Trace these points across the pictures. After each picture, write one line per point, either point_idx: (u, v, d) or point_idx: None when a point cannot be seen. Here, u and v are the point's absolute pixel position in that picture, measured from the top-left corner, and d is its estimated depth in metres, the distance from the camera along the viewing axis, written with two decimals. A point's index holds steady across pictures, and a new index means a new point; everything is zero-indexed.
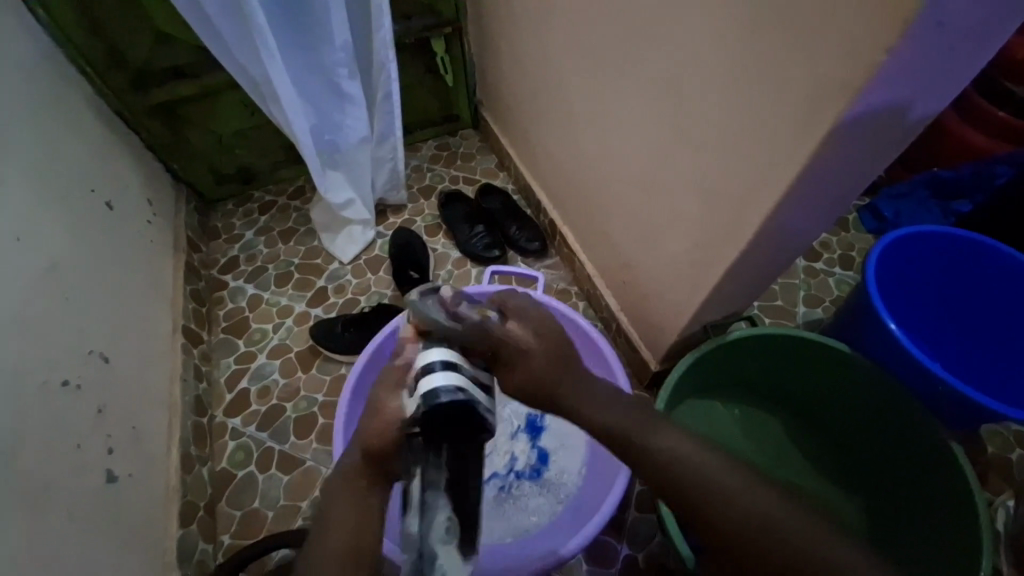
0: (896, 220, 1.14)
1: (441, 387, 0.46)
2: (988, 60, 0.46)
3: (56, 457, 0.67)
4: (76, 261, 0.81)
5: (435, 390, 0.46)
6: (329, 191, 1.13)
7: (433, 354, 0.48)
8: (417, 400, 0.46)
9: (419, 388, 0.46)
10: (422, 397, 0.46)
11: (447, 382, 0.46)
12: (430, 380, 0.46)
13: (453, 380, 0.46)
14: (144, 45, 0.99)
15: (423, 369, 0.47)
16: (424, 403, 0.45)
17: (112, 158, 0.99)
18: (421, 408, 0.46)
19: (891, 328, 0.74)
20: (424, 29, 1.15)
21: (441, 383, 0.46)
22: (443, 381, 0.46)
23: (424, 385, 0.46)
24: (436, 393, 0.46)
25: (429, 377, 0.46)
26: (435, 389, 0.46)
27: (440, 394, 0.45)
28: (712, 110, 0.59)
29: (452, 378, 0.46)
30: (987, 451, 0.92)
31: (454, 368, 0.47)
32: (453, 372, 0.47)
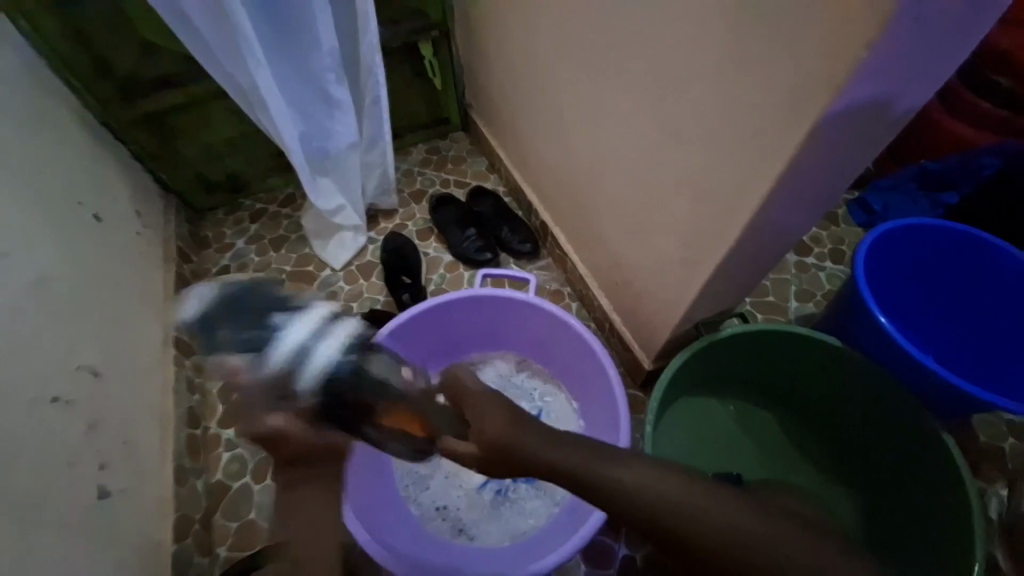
0: (885, 213, 1.15)
1: (300, 341, 0.47)
2: (967, 55, 0.46)
3: (47, 475, 0.67)
4: (64, 275, 0.80)
5: (306, 355, 0.47)
6: (319, 197, 1.12)
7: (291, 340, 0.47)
8: (307, 378, 0.46)
9: (302, 377, 0.46)
10: (307, 374, 0.46)
11: (307, 335, 0.47)
12: (312, 360, 0.47)
13: (304, 327, 0.48)
14: (127, 55, 0.98)
15: (278, 363, 0.46)
16: (318, 376, 0.47)
17: (99, 171, 0.98)
18: (317, 385, 0.47)
19: (882, 321, 0.75)
20: (411, 33, 1.14)
21: (317, 348, 0.47)
22: (297, 343, 0.47)
23: (278, 363, 0.46)
24: (319, 358, 0.47)
25: (282, 353, 0.46)
26: (297, 349, 0.47)
27: (326, 354, 0.47)
28: (697, 110, 0.59)
29: (309, 322, 0.48)
30: (980, 441, 0.93)
31: (298, 334, 0.47)
32: (327, 328, 0.49)
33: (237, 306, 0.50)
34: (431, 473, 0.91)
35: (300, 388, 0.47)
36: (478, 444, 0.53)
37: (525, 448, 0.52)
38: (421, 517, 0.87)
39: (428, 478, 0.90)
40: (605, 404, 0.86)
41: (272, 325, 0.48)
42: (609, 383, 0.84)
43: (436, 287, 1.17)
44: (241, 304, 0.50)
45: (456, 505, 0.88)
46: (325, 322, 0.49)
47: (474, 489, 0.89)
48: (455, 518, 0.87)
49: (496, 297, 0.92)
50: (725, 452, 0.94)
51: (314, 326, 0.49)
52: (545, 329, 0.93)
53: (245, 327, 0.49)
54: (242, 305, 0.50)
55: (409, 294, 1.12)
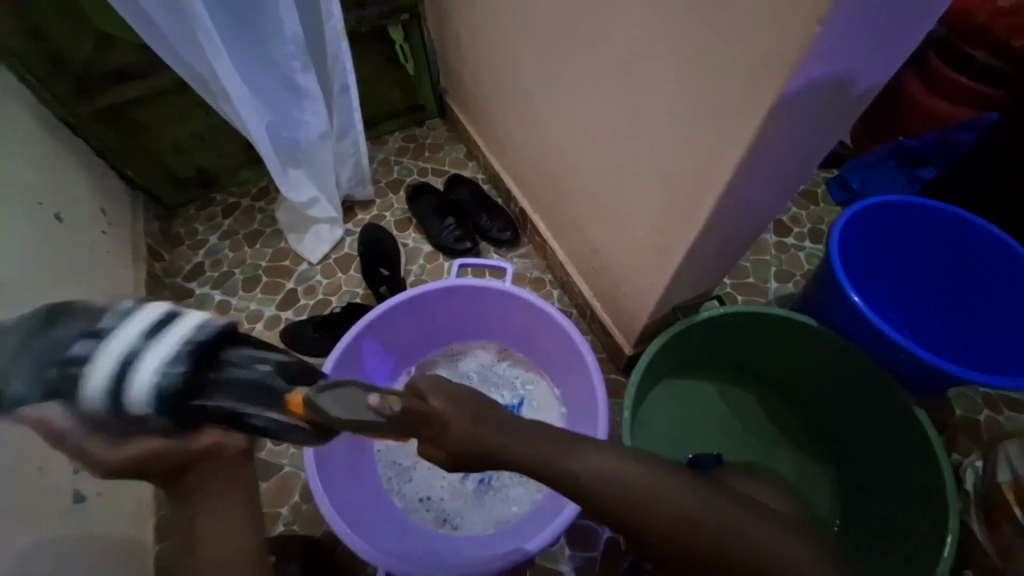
0: (863, 191, 1.15)
1: (126, 350, 0.45)
2: (929, 28, 0.46)
3: (16, 483, 0.65)
4: (26, 279, 0.78)
5: (132, 373, 0.44)
6: (291, 190, 1.10)
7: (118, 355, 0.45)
8: (138, 395, 0.44)
9: (134, 400, 0.44)
10: (139, 392, 0.44)
11: (132, 345, 0.45)
12: (142, 383, 0.44)
13: (127, 336, 0.46)
14: (82, 47, 0.94)
15: (143, 386, 0.45)
16: (149, 390, 0.45)
17: (58, 168, 0.94)
18: (153, 401, 0.45)
19: (855, 300, 0.75)
20: (380, 17, 1.11)
21: (141, 360, 0.44)
22: (124, 351, 0.45)
23: (99, 391, 0.45)
24: (146, 371, 0.44)
25: (102, 371, 0.44)
26: (122, 360, 0.45)
27: (155, 364, 0.45)
28: (661, 92, 0.58)
29: (135, 329, 0.46)
30: (955, 413, 0.94)
31: (132, 348, 0.45)
32: (153, 335, 0.46)
33: (36, 341, 0.48)
34: (413, 465, 0.91)
35: (135, 408, 0.45)
36: (446, 454, 0.47)
37: (494, 449, 0.47)
38: (405, 508, 0.87)
39: (411, 470, 0.90)
40: (584, 390, 0.86)
41: (74, 357, 0.46)
42: (588, 370, 0.84)
43: (416, 278, 1.16)
44: (48, 329, 0.49)
45: (439, 496, 0.88)
46: (150, 330, 0.46)
47: (457, 479, 0.89)
48: (438, 507, 0.87)
49: (473, 287, 0.91)
50: (707, 433, 0.95)
51: (144, 332, 0.46)
52: (524, 317, 0.92)
53: (41, 368, 0.47)
54: (37, 338, 0.49)
55: (387, 287, 1.10)
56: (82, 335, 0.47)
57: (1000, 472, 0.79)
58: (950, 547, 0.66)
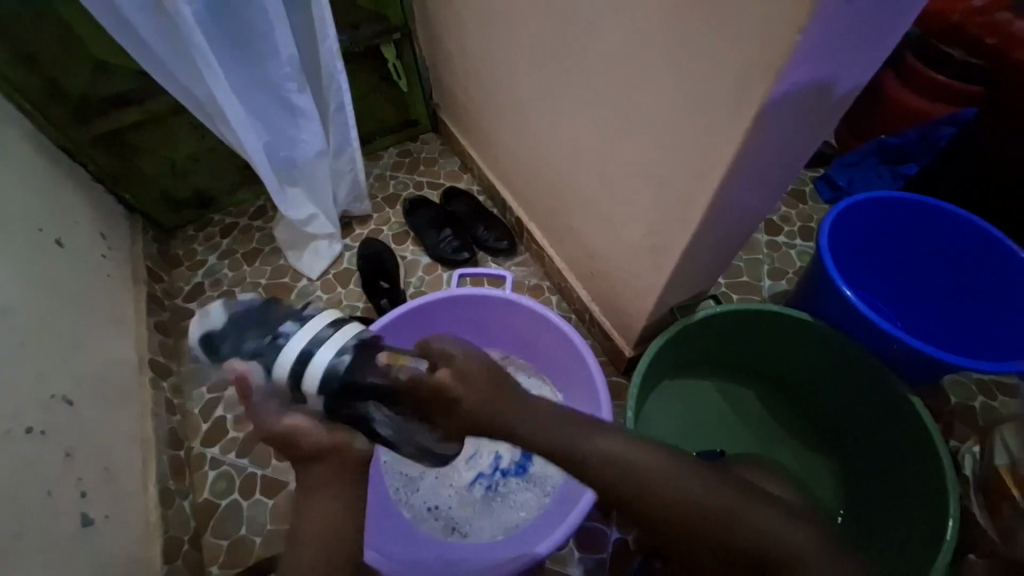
0: (849, 188, 1.18)
1: (306, 346, 0.51)
2: (900, 33, 0.48)
3: (26, 507, 0.65)
4: (31, 305, 0.78)
5: (307, 361, 0.50)
6: (290, 208, 1.11)
7: (301, 346, 0.51)
8: (313, 378, 0.49)
9: (308, 380, 0.50)
10: (316, 374, 0.49)
11: (317, 337, 0.51)
12: (316, 366, 0.50)
13: (311, 330, 0.52)
14: (82, 75, 0.96)
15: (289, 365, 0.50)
16: (323, 378, 0.49)
17: (58, 194, 0.95)
18: (322, 384, 0.50)
19: (846, 294, 0.77)
20: (373, 37, 1.13)
21: (321, 349, 0.50)
22: (304, 346, 0.51)
23: (286, 365, 0.50)
24: (325, 358, 0.50)
25: (288, 354, 0.50)
26: (306, 350, 0.50)
27: (333, 352, 0.50)
28: (649, 101, 0.61)
29: (324, 323, 0.52)
30: (951, 402, 0.96)
31: (315, 334, 0.51)
32: (333, 332, 0.52)
33: (258, 320, 0.56)
34: (420, 476, 0.91)
35: (305, 389, 0.50)
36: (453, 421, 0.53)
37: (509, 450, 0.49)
38: (413, 518, 0.87)
39: (418, 480, 0.90)
40: (587, 393, 0.87)
41: (280, 332, 0.53)
42: (590, 373, 0.85)
43: (416, 290, 1.17)
44: (248, 316, 0.57)
45: (447, 504, 0.89)
46: (337, 326, 0.53)
47: (464, 487, 0.90)
48: (447, 516, 0.87)
49: (472, 296, 0.93)
50: (709, 431, 0.96)
51: (326, 327, 0.52)
52: (524, 323, 0.94)
53: (221, 335, 0.57)
54: (251, 319, 0.56)
55: (387, 298, 1.11)
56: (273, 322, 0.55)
57: (997, 456, 0.81)
58: (953, 531, 0.67)
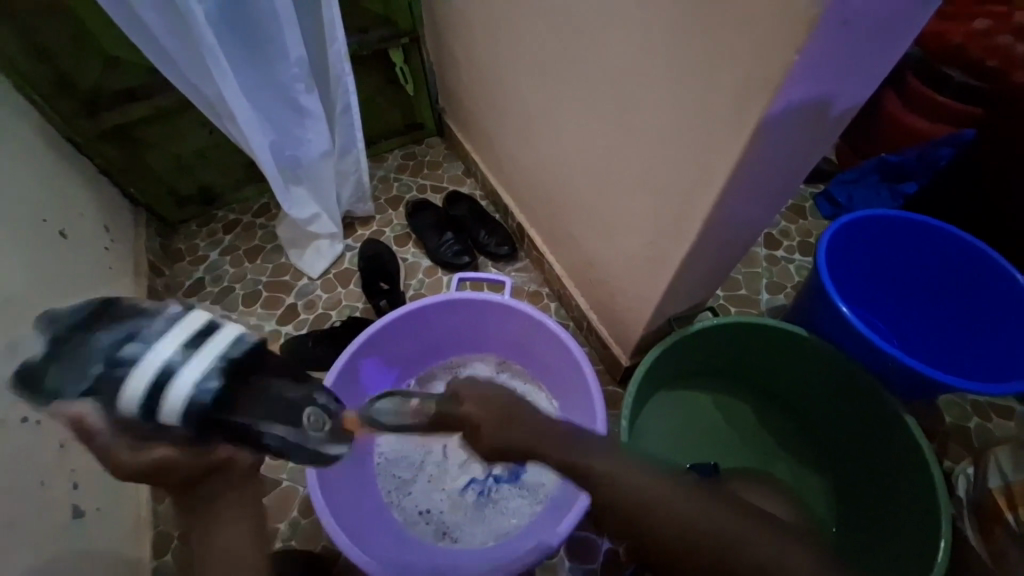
0: (850, 205, 1.19)
1: (167, 359, 0.45)
2: (898, 56, 0.49)
3: (18, 497, 0.65)
4: (31, 295, 0.79)
5: (169, 378, 0.44)
6: (293, 207, 1.12)
7: (151, 371, 0.44)
8: (172, 404, 0.44)
9: (167, 409, 0.44)
10: (170, 401, 0.44)
11: (172, 355, 0.45)
12: (174, 395, 0.44)
13: (169, 345, 0.45)
14: (90, 70, 0.97)
15: (139, 395, 0.44)
16: (183, 406, 0.44)
17: (64, 186, 0.96)
18: (184, 412, 0.45)
19: (843, 310, 0.78)
20: (381, 41, 1.15)
21: (183, 367, 0.44)
22: (160, 362, 0.44)
23: (135, 394, 0.44)
24: (186, 381, 0.44)
25: (136, 381, 0.44)
26: (160, 373, 0.44)
27: (193, 373, 0.45)
28: (650, 115, 0.61)
29: (171, 344, 0.45)
30: (946, 421, 0.96)
31: (165, 357, 0.45)
32: (194, 349, 0.46)
33: (77, 342, 0.46)
34: (413, 479, 0.91)
35: (165, 417, 0.44)
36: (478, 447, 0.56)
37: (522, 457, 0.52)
38: (404, 522, 0.87)
39: (410, 483, 0.90)
40: (583, 401, 0.88)
41: (117, 358, 0.45)
42: (586, 381, 0.86)
43: (416, 292, 1.17)
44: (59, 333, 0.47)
45: (439, 508, 0.89)
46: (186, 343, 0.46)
47: (456, 492, 0.90)
48: (439, 521, 0.87)
49: (472, 301, 0.93)
50: (704, 442, 0.96)
51: (180, 344, 0.46)
52: (522, 330, 0.94)
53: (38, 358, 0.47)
54: (64, 336, 0.47)
55: (386, 300, 1.12)
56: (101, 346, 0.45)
57: (990, 477, 0.81)
58: (943, 551, 0.67)
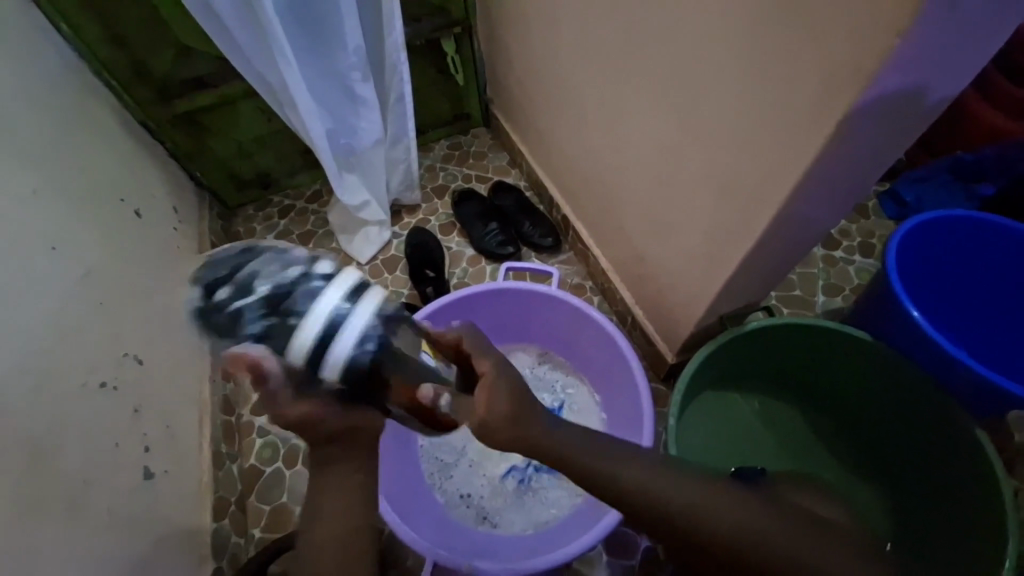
0: (918, 205, 1.12)
1: (334, 311, 0.47)
2: (1001, 45, 0.45)
3: (96, 456, 0.71)
4: (109, 270, 0.84)
5: (336, 334, 0.46)
6: (346, 193, 1.15)
7: (353, 325, 0.47)
8: (336, 360, 0.46)
9: (331, 367, 0.47)
10: (301, 350, 0.46)
11: (339, 306, 0.47)
12: (338, 354, 0.46)
13: (335, 295, 0.47)
14: (164, 58, 1.02)
15: (342, 356, 0.46)
16: (345, 361, 0.47)
17: (138, 168, 1.02)
18: (343, 370, 0.47)
19: (913, 316, 0.74)
20: (434, 31, 1.16)
21: (350, 321, 0.47)
22: (329, 316, 0.46)
23: (302, 347, 0.46)
24: (349, 338, 0.46)
25: (312, 325, 0.46)
26: (330, 322, 0.46)
27: (354, 341, 0.46)
28: (721, 106, 0.60)
29: (339, 291, 0.48)
30: (1017, 440, 0.90)
31: (331, 315, 0.47)
32: (353, 304, 0.47)
33: (240, 291, 0.48)
34: (455, 462, 0.92)
35: (328, 372, 0.47)
36: None
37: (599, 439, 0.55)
38: (445, 504, 0.89)
39: (452, 467, 0.92)
40: (627, 396, 0.87)
41: (269, 300, 0.47)
42: (632, 375, 0.85)
43: (459, 281, 1.19)
44: (241, 261, 0.50)
45: (479, 493, 0.90)
46: (380, 318, 0.48)
47: (497, 478, 0.91)
48: (478, 506, 0.89)
49: (519, 290, 0.94)
50: (751, 447, 0.94)
51: (342, 297, 0.48)
52: (568, 321, 0.94)
53: (246, 297, 0.48)
54: (248, 262, 0.50)
55: (432, 287, 1.14)
56: (233, 274, 0.49)
57: None
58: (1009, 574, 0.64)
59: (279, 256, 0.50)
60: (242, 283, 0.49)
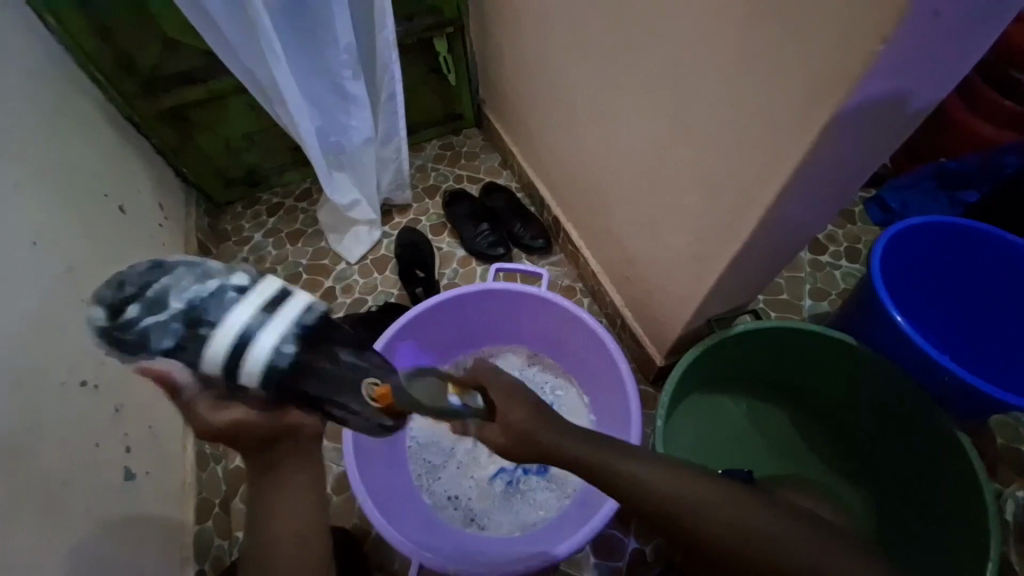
0: (903, 211, 1.13)
1: (245, 324, 0.46)
2: (982, 54, 0.46)
3: (76, 456, 0.69)
4: (92, 266, 0.83)
5: (250, 343, 0.45)
6: (335, 192, 1.14)
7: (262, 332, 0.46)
8: (252, 367, 0.45)
9: (247, 373, 0.45)
10: (251, 364, 0.45)
11: (249, 321, 0.46)
12: (254, 361, 0.45)
13: (245, 311, 0.46)
14: (151, 52, 1.01)
15: (257, 367, 0.45)
16: (263, 368, 0.46)
17: (123, 163, 1.00)
18: (263, 375, 0.46)
19: (896, 320, 0.75)
20: (426, 30, 1.15)
21: (263, 333, 0.46)
22: (240, 328, 0.45)
23: (216, 356, 0.45)
24: (266, 345, 0.45)
25: (220, 342, 0.45)
26: (240, 334, 0.45)
27: (273, 344, 0.46)
28: (710, 110, 0.60)
29: (252, 304, 0.47)
30: (997, 443, 0.91)
31: (242, 324, 0.46)
32: (268, 315, 0.47)
33: (158, 305, 0.46)
34: (443, 463, 0.92)
35: (245, 377, 0.46)
36: None
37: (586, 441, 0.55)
38: (433, 505, 0.89)
39: (440, 468, 0.92)
40: (616, 398, 0.87)
41: (199, 319, 0.46)
42: (621, 378, 0.85)
43: (449, 281, 1.18)
44: (153, 273, 0.47)
45: (467, 495, 0.90)
46: (303, 328, 0.47)
47: (485, 479, 0.91)
48: (466, 507, 0.88)
49: (509, 291, 0.93)
50: (738, 449, 0.94)
51: (256, 310, 0.47)
52: (557, 322, 0.94)
53: (164, 314, 0.46)
54: (160, 274, 0.47)
55: (422, 288, 1.14)
56: (143, 291, 0.47)
57: None
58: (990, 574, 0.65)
59: (194, 268, 0.48)
60: (152, 300, 0.46)
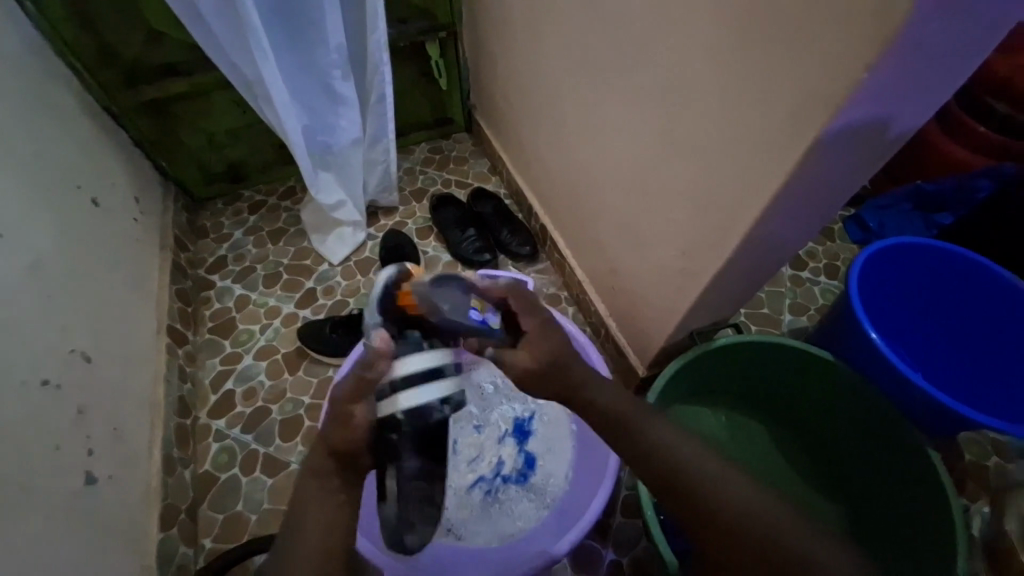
0: (880, 231, 1.16)
1: (417, 374, 0.54)
2: (962, 83, 0.47)
3: (34, 458, 0.66)
4: (60, 259, 0.79)
5: (417, 390, 0.53)
6: (320, 192, 1.12)
7: (422, 370, 0.54)
8: (403, 407, 0.52)
9: (401, 404, 0.52)
10: (403, 404, 0.52)
11: (428, 370, 0.54)
12: (406, 402, 0.52)
13: (424, 362, 0.54)
14: (133, 42, 0.98)
15: (404, 407, 0.52)
16: (416, 412, 0.53)
17: (99, 154, 0.97)
18: (410, 418, 0.53)
19: (873, 338, 0.76)
20: (418, 34, 1.14)
21: (432, 390, 0.53)
22: (417, 373, 0.54)
23: (398, 378, 0.53)
24: (422, 400, 0.53)
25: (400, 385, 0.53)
26: (423, 379, 0.54)
27: (428, 401, 0.53)
28: (698, 125, 0.61)
29: (434, 362, 0.54)
30: (965, 459, 0.94)
31: (442, 365, 0.55)
32: (448, 375, 0.55)
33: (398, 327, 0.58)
34: None
35: (395, 409, 0.52)
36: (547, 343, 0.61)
37: None
38: None
39: None
40: None
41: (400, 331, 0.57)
42: None
43: None
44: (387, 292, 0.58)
45: (445, 504, 0.88)
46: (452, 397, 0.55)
47: (463, 489, 0.89)
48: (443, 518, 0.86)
49: None
50: None
51: (431, 369, 0.54)
52: None
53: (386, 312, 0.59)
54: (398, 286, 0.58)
55: None
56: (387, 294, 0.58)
57: (1007, 520, 0.77)
58: None
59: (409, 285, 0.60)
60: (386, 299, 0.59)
